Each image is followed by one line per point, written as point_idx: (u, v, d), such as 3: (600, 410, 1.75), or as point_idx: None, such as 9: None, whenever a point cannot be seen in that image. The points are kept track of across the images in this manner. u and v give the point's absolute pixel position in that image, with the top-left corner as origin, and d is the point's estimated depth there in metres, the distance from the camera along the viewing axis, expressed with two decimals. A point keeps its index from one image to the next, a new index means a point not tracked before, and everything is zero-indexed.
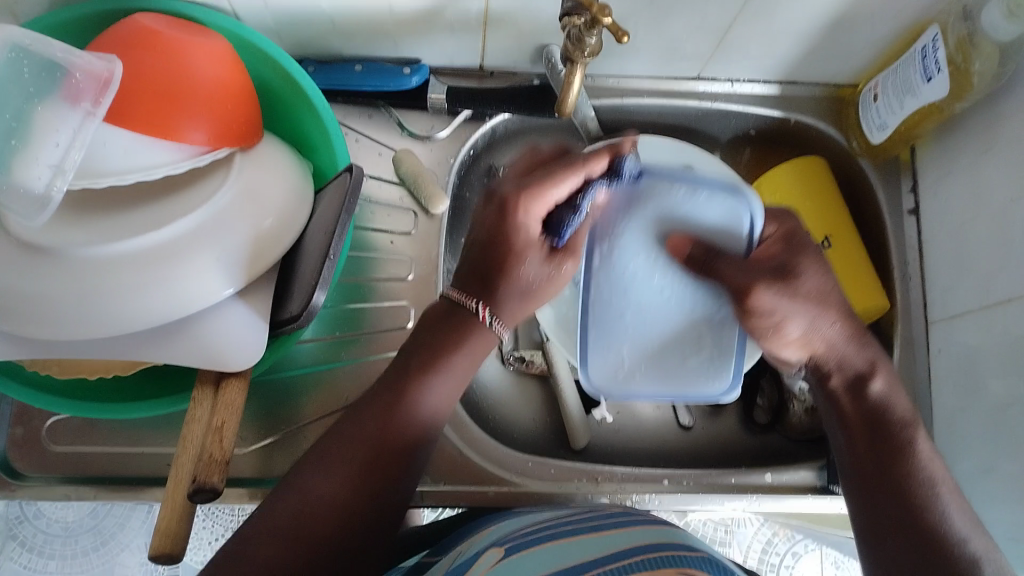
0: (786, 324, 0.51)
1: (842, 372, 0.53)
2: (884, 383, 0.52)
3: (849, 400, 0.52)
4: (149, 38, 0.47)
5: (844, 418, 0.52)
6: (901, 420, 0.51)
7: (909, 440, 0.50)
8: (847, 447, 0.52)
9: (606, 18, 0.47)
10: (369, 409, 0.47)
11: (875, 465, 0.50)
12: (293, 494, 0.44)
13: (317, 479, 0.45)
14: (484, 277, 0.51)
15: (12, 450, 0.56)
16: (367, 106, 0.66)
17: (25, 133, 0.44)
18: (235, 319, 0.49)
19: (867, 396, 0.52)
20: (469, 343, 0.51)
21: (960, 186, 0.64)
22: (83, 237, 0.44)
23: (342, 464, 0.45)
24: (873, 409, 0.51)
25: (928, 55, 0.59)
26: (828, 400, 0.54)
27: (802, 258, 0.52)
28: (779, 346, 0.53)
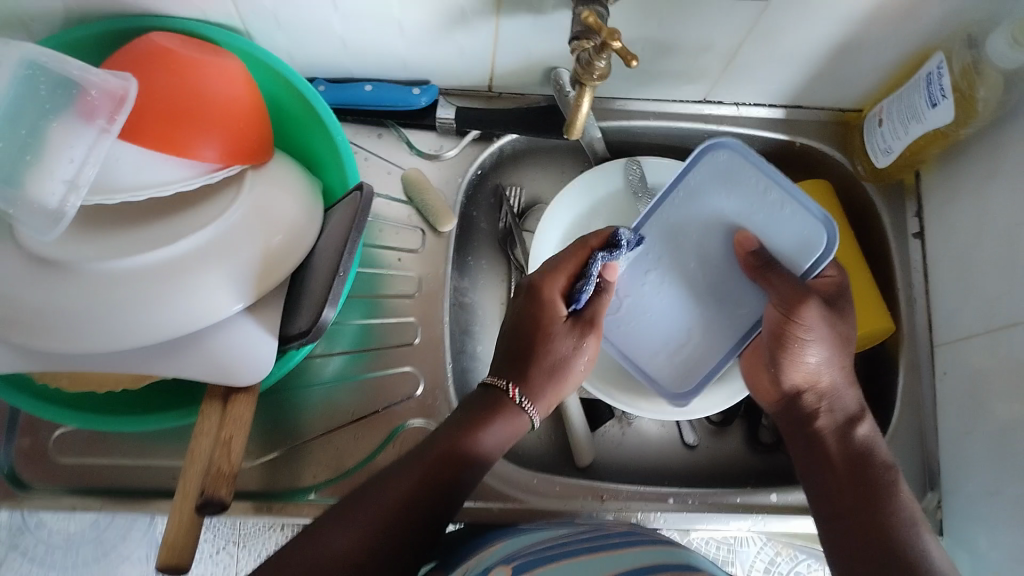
0: (829, 342, 0.55)
1: (832, 413, 0.56)
2: (869, 429, 0.56)
3: (836, 441, 0.55)
4: (165, 56, 0.48)
5: (827, 461, 0.55)
6: (884, 463, 0.54)
7: (891, 482, 0.53)
8: (827, 488, 0.54)
9: (615, 41, 0.49)
10: (403, 475, 0.48)
11: (859, 511, 0.52)
12: (326, 542, 0.45)
13: (347, 530, 0.45)
14: (521, 364, 0.53)
15: (17, 462, 0.56)
16: (374, 125, 0.67)
17: (39, 149, 0.45)
18: (243, 333, 0.49)
19: (852, 440, 0.55)
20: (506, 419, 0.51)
21: (966, 211, 0.65)
22: (93, 253, 0.45)
23: (369, 520, 0.46)
24: (862, 452, 0.55)
25: (933, 82, 0.60)
26: (813, 442, 0.56)
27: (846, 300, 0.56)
28: (790, 369, 0.56)
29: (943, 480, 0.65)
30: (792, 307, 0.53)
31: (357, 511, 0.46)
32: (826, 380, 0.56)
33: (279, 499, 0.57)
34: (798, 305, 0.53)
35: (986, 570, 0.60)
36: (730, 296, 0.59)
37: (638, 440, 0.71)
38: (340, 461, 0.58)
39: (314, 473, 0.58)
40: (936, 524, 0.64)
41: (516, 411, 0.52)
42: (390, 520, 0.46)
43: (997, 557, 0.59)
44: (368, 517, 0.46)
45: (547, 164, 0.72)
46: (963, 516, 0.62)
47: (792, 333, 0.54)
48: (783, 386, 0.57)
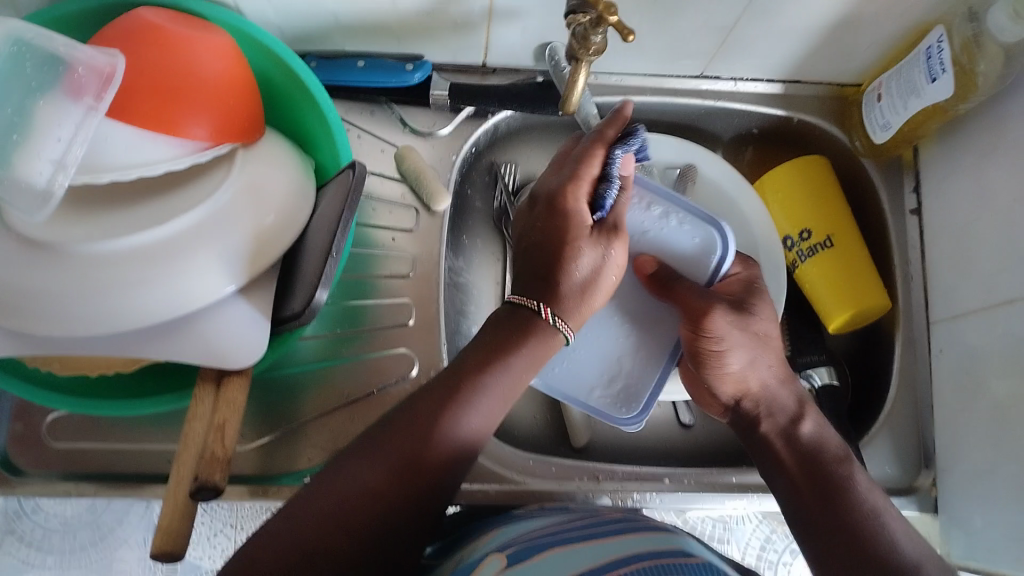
0: (744, 351, 0.54)
1: (773, 418, 0.55)
2: (815, 424, 0.54)
3: (784, 445, 0.54)
4: (153, 32, 0.47)
5: (785, 473, 0.53)
6: (836, 457, 0.52)
7: (845, 476, 0.51)
8: (797, 508, 0.51)
9: (612, 16, 0.47)
10: (414, 413, 0.46)
11: (836, 532, 0.48)
12: (337, 487, 0.43)
13: (362, 471, 0.44)
14: (545, 276, 0.51)
15: (11, 447, 0.56)
16: (368, 103, 0.66)
17: (27, 128, 0.44)
18: (233, 316, 0.48)
19: (800, 439, 0.54)
20: (529, 345, 0.50)
21: (964, 187, 0.64)
22: (82, 234, 0.44)
23: (385, 460, 0.45)
24: (813, 444, 0.53)
25: (932, 56, 0.59)
26: (757, 445, 0.55)
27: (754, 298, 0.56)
28: (721, 381, 0.55)
29: (939, 458, 0.65)
30: (698, 323, 0.53)
31: (371, 452, 0.45)
32: (757, 381, 0.55)
33: (276, 482, 0.57)
34: (703, 320, 0.53)
35: (980, 547, 0.60)
36: (649, 318, 0.59)
37: None
38: (335, 443, 0.58)
39: (308, 457, 0.58)
40: (931, 503, 0.64)
41: (549, 332, 0.50)
42: (405, 463, 0.45)
43: (991, 535, 0.59)
44: (387, 453, 0.45)
45: (543, 139, 0.71)
46: (957, 494, 0.62)
47: (704, 349, 0.54)
48: (719, 399, 0.57)
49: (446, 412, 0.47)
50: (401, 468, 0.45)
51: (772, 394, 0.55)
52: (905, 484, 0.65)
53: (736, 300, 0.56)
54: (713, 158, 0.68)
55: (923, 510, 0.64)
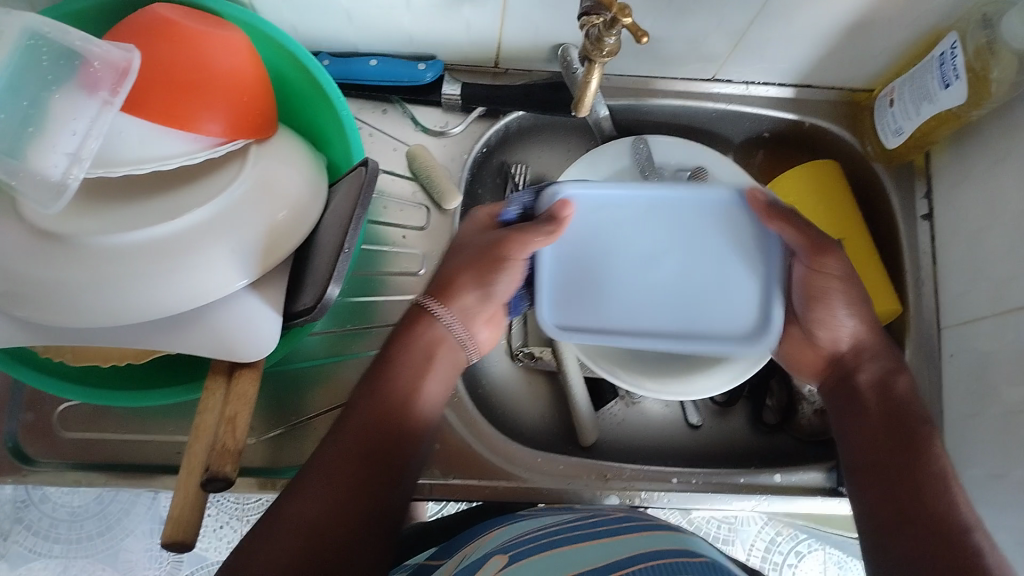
0: (806, 315, 0.55)
1: (873, 369, 0.54)
2: (909, 383, 0.53)
3: (875, 396, 0.53)
4: (168, 29, 0.48)
5: (869, 434, 0.52)
6: (922, 415, 0.51)
7: (926, 438, 0.50)
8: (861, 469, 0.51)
9: (626, 17, 0.47)
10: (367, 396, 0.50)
11: (891, 497, 0.48)
12: (312, 490, 0.45)
13: (320, 481, 0.46)
14: (449, 284, 0.55)
15: (23, 435, 0.56)
16: (380, 102, 0.66)
17: (42, 120, 0.44)
18: (248, 309, 0.49)
19: (895, 394, 0.53)
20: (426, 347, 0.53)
21: (977, 193, 0.64)
22: (98, 227, 0.44)
23: (350, 453, 0.47)
24: (896, 400, 0.52)
25: (946, 62, 0.59)
26: (853, 398, 0.54)
27: (829, 285, 0.53)
28: (801, 364, 0.58)
29: (948, 462, 0.64)
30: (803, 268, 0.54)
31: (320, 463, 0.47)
32: (843, 341, 0.55)
33: (282, 475, 0.57)
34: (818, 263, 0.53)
35: None
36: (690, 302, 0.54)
37: (641, 418, 0.72)
38: None
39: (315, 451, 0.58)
40: None
41: (430, 320, 0.55)
42: (364, 466, 0.47)
43: (999, 539, 0.58)
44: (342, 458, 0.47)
45: (554, 139, 0.72)
46: (969, 497, 0.62)
47: (813, 285, 0.54)
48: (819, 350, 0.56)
49: (370, 418, 0.49)
50: (353, 471, 0.47)
51: (866, 345, 0.55)
52: None
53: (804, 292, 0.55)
54: (719, 156, 0.67)
55: None
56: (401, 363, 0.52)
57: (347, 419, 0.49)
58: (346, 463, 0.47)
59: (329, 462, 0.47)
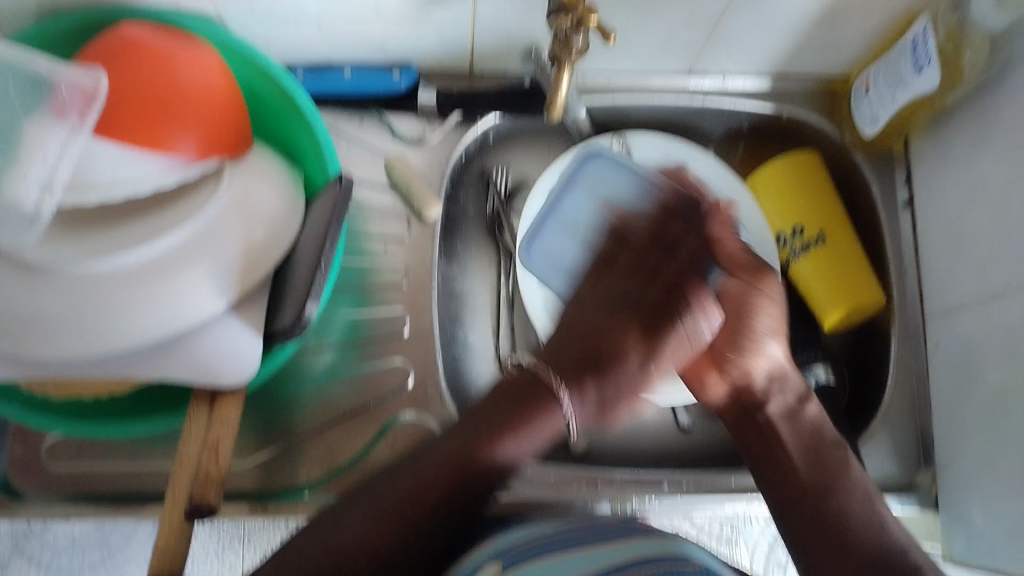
0: (722, 345, 0.53)
1: (780, 399, 0.54)
2: (817, 410, 0.54)
3: (788, 427, 0.53)
4: (137, 48, 0.47)
5: (791, 471, 0.51)
6: (834, 439, 0.53)
7: (841, 463, 0.51)
8: (782, 505, 0.51)
9: (592, 15, 0.48)
10: (454, 446, 0.46)
11: (818, 533, 0.48)
12: (331, 529, 0.44)
13: (349, 520, 0.44)
14: (583, 365, 0.49)
15: (11, 470, 0.55)
16: (356, 112, 0.65)
17: (13, 150, 0.43)
18: (224, 334, 0.47)
19: (801, 420, 0.53)
20: (547, 416, 0.48)
21: (955, 177, 0.64)
22: (73, 254, 0.43)
23: (398, 508, 0.45)
24: (808, 429, 0.53)
25: (918, 47, 0.59)
26: (763, 428, 0.53)
27: (752, 297, 0.51)
28: (706, 387, 0.56)
29: (938, 456, 0.64)
30: (754, 277, 0.52)
31: (375, 498, 0.45)
32: (759, 377, 0.53)
33: (277, 499, 0.56)
34: (761, 277, 0.52)
35: (982, 547, 0.59)
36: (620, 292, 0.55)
37: (632, 422, 0.70)
38: (334, 458, 0.58)
39: (308, 472, 0.57)
40: (932, 501, 0.64)
41: (554, 408, 0.48)
42: (411, 521, 0.45)
43: (994, 530, 0.58)
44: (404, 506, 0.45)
45: (536, 143, 0.71)
46: (961, 485, 0.61)
47: (748, 304, 0.51)
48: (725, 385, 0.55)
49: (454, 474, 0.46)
50: (397, 521, 0.45)
51: (776, 376, 0.54)
52: (906, 481, 0.65)
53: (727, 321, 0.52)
54: (703, 155, 0.69)
55: (924, 510, 0.64)
56: (512, 410, 0.48)
57: (419, 462, 0.46)
58: (401, 507, 0.45)
59: (371, 496, 0.45)
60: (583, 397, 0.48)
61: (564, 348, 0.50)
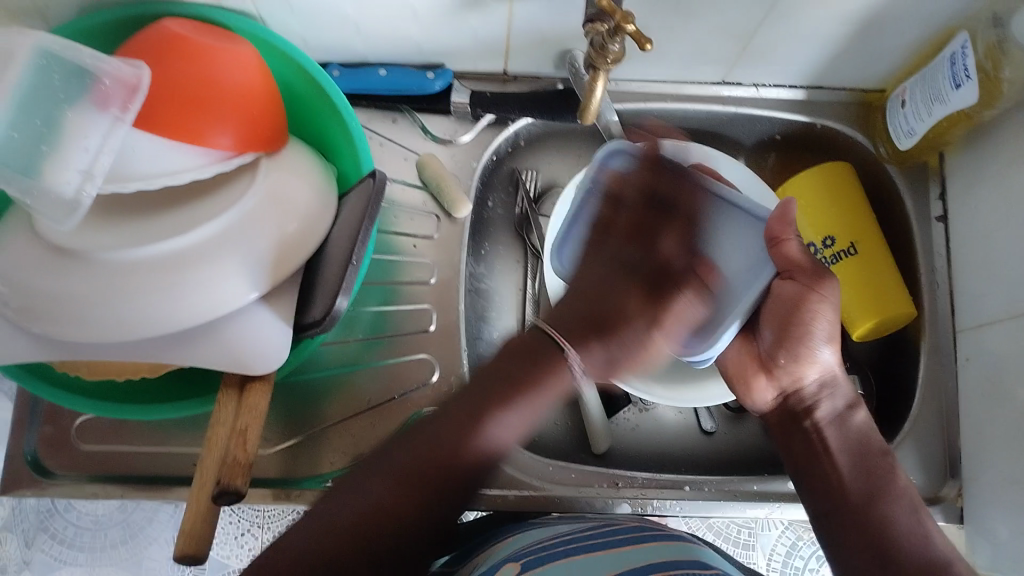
0: (773, 350, 0.56)
1: (825, 405, 0.55)
2: (867, 418, 0.55)
3: (834, 433, 0.54)
4: (179, 43, 0.48)
5: (837, 479, 0.52)
6: (881, 449, 0.53)
7: (890, 477, 0.52)
8: (822, 510, 0.52)
9: (629, 24, 0.48)
10: (460, 408, 0.46)
11: (857, 537, 0.49)
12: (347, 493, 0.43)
13: (373, 480, 0.43)
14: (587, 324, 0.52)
15: (40, 449, 0.57)
16: (390, 110, 0.66)
17: (55, 140, 0.44)
18: (257, 320, 0.49)
19: (850, 426, 0.54)
20: (553, 378, 0.49)
21: (991, 193, 0.63)
22: (110, 241, 0.45)
23: (415, 475, 0.44)
24: (856, 438, 0.54)
25: (957, 63, 0.58)
26: (807, 434, 0.55)
27: (808, 302, 0.52)
28: (753, 389, 0.58)
29: (966, 468, 0.63)
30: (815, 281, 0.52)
31: (395, 461, 0.44)
32: (808, 385, 0.56)
33: (300, 486, 0.57)
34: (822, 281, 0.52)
35: (1005, 559, 0.59)
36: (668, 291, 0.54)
37: (654, 426, 0.71)
38: (357, 448, 0.59)
39: (331, 460, 0.58)
40: (957, 513, 0.63)
41: (560, 364, 0.49)
42: (416, 487, 0.44)
43: (1017, 545, 0.58)
44: (407, 467, 0.44)
45: (567, 143, 0.71)
46: (985, 501, 0.61)
47: (800, 317, 0.53)
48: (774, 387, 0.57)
49: (460, 437, 0.45)
50: (411, 496, 0.43)
51: (828, 380, 0.55)
52: (931, 493, 0.64)
53: (779, 327, 0.55)
54: (729, 159, 0.68)
55: (948, 522, 0.63)
56: (520, 370, 0.48)
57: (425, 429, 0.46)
58: (413, 472, 0.44)
59: (391, 463, 0.44)
60: (591, 356, 0.51)
61: (567, 309, 0.53)
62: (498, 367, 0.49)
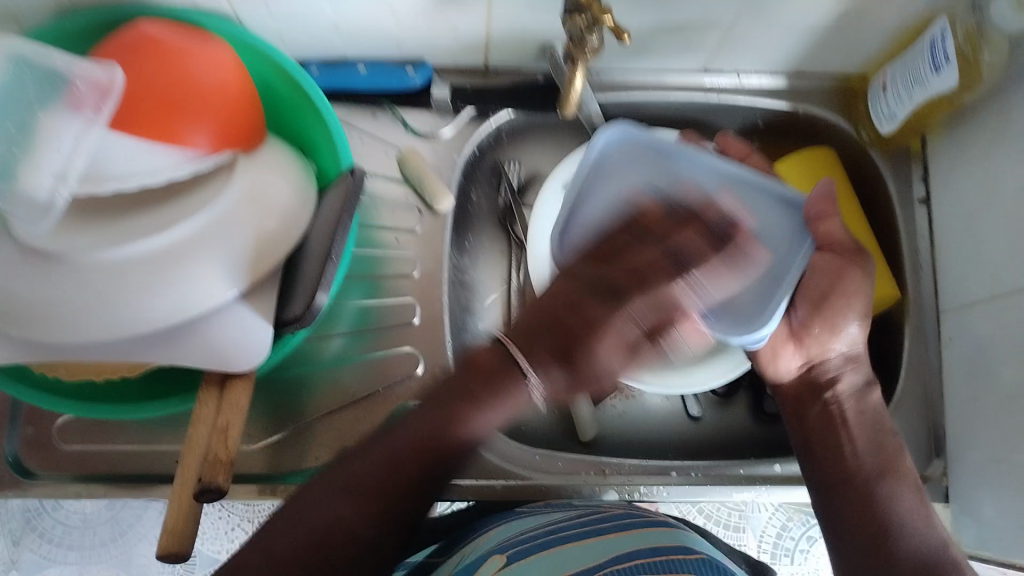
0: (806, 321, 0.55)
1: (841, 383, 0.56)
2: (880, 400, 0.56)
3: (852, 409, 0.55)
4: (151, 44, 0.48)
5: (847, 455, 0.53)
6: (892, 429, 0.55)
7: (897, 458, 0.53)
8: (832, 481, 0.53)
9: (607, 17, 0.48)
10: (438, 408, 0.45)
11: (859, 516, 0.50)
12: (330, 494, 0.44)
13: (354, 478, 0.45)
14: (558, 356, 0.44)
15: (22, 450, 0.57)
16: (371, 105, 0.66)
17: (28, 143, 0.45)
18: (236, 321, 0.49)
19: (868, 405, 0.55)
20: (512, 395, 0.44)
21: (972, 175, 0.64)
22: (86, 244, 0.44)
23: (390, 470, 0.45)
24: (871, 413, 0.55)
25: (936, 46, 0.58)
26: (826, 406, 0.55)
27: (848, 275, 0.54)
28: (778, 361, 0.57)
29: (950, 447, 0.64)
30: (856, 254, 0.55)
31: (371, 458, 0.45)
32: (834, 356, 0.56)
33: (285, 480, 0.58)
34: (860, 256, 0.55)
35: (992, 537, 0.59)
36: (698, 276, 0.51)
37: (643, 413, 0.71)
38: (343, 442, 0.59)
39: (317, 455, 0.59)
40: (942, 492, 0.64)
41: (518, 388, 0.44)
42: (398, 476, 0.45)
43: (1003, 522, 0.58)
44: (387, 463, 0.45)
45: (550, 134, 0.71)
46: (970, 480, 0.61)
47: (838, 286, 0.54)
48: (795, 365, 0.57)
49: (451, 420, 0.45)
50: (388, 491, 0.45)
51: (854, 356, 0.56)
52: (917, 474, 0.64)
53: (815, 299, 0.55)
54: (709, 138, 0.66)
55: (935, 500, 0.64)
56: (484, 387, 0.45)
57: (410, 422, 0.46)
58: (384, 467, 0.45)
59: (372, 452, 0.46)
60: (550, 378, 0.44)
61: (541, 334, 0.44)
62: (464, 380, 0.46)
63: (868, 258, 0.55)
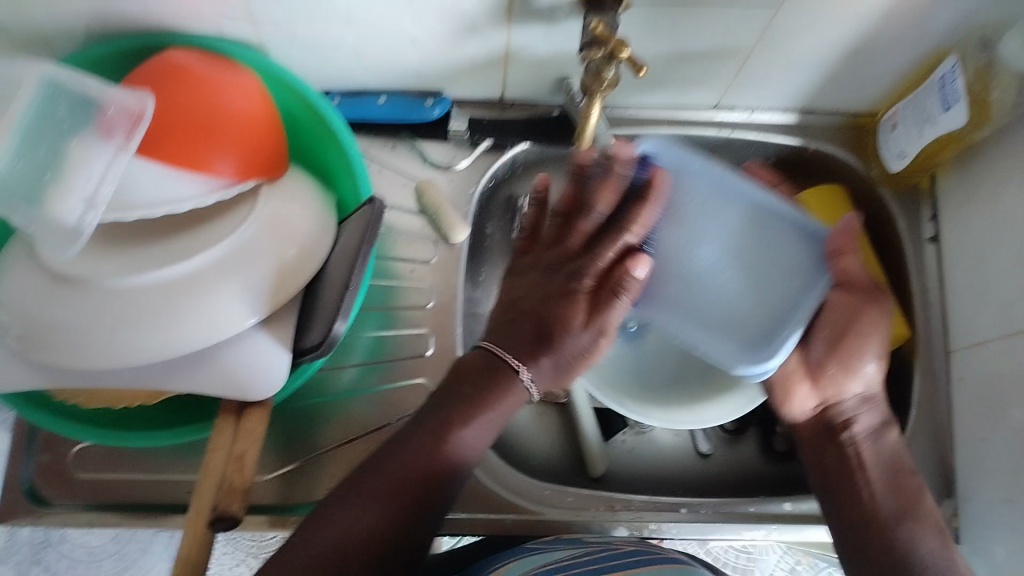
0: (822, 359, 0.53)
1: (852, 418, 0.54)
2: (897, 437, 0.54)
3: (870, 450, 0.53)
4: (181, 74, 0.50)
5: (866, 499, 0.51)
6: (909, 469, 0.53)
7: (917, 501, 0.51)
8: (852, 531, 0.51)
9: (623, 52, 0.49)
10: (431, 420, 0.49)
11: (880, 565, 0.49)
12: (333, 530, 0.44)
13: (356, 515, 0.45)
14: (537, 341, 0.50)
15: (37, 479, 0.57)
16: (390, 137, 0.67)
17: (59, 168, 0.45)
18: (257, 348, 0.49)
19: (883, 444, 0.54)
20: (506, 393, 0.50)
21: (981, 214, 0.64)
22: (111, 270, 0.45)
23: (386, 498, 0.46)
24: (889, 455, 0.53)
25: (946, 85, 0.59)
26: (843, 449, 0.53)
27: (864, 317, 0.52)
28: (792, 401, 0.55)
29: (960, 487, 0.63)
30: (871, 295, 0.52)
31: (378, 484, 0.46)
32: (850, 396, 0.53)
33: (295, 511, 0.57)
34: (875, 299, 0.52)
35: None
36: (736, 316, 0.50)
37: (652, 450, 0.71)
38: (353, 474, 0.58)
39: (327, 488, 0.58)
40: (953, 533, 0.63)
41: (509, 381, 0.50)
42: (392, 509, 0.46)
43: (1015, 565, 0.57)
44: (383, 491, 0.46)
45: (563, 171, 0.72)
46: (981, 523, 0.61)
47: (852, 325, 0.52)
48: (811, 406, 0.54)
49: (431, 444, 0.48)
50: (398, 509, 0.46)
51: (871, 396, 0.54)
52: None
53: (831, 336, 0.53)
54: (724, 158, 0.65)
55: None
56: (476, 386, 0.50)
57: (399, 448, 0.48)
58: (387, 491, 0.46)
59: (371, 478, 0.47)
60: (539, 369, 0.50)
61: (518, 324, 0.51)
62: (454, 385, 0.50)
63: (884, 298, 0.53)
